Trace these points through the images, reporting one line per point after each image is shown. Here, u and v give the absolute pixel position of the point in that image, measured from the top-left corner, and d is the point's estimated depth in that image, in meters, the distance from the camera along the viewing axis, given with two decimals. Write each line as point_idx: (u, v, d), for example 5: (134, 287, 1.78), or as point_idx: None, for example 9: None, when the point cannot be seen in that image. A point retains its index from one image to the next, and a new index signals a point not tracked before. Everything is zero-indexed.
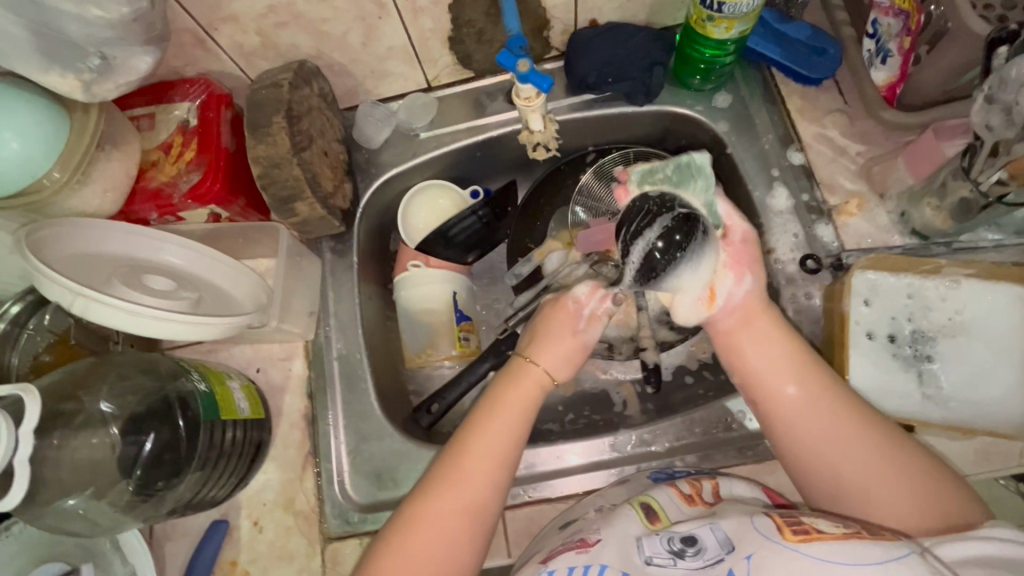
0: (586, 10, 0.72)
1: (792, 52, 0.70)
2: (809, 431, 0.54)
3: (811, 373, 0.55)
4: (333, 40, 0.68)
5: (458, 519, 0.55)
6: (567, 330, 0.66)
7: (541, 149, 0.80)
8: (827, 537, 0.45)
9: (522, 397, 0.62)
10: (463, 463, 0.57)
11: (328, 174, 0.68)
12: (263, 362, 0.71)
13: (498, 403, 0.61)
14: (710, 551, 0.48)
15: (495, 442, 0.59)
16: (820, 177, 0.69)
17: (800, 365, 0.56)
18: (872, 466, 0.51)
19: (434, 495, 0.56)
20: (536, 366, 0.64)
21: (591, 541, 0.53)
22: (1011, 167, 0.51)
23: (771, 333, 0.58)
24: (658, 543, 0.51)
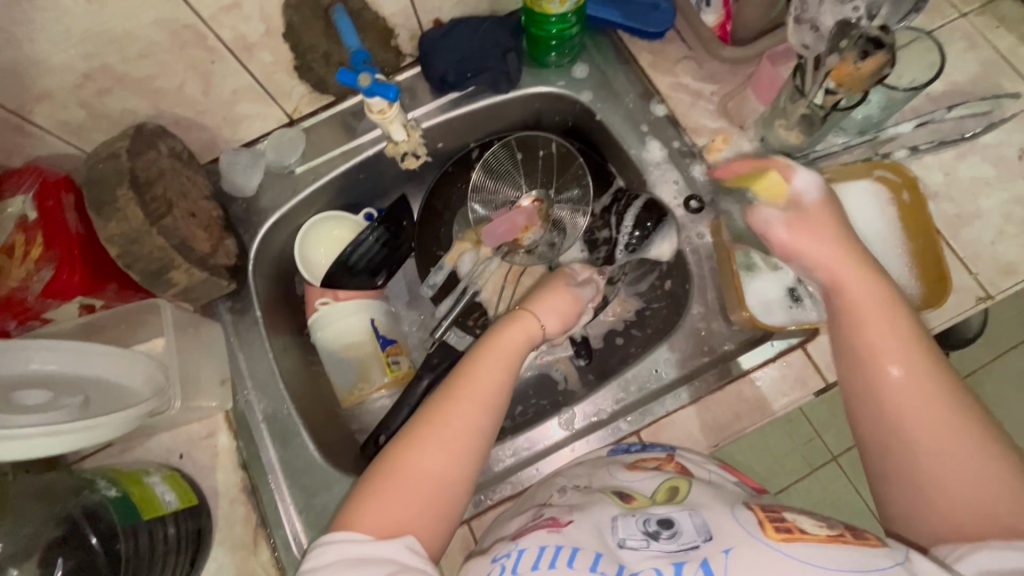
0: (427, 11, 0.72)
1: (630, 11, 0.72)
2: (896, 391, 0.47)
3: (885, 316, 0.50)
4: (170, 95, 0.64)
5: (422, 483, 0.51)
6: (561, 284, 0.69)
7: (410, 158, 0.78)
8: (808, 537, 0.44)
9: (515, 341, 0.62)
10: (449, 408, 0.54)
11: (201, 235, 0.64)
12: (185, 446, 0.67)
13: (493, 347, 0.60)
14: (684, 536, 0.48)
15: (484, 398, 0.56)
16: (685, 122, 0.72)
17: (879, 308, 0.50)
18: (975, 489, 0.43)
19: (423, 443, 0.52)
20: (533, 317, 0.65)
21: (563, 522, 0.52)
22: (833, 75, 0.56)
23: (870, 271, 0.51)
24: (632, 525, 0.50)
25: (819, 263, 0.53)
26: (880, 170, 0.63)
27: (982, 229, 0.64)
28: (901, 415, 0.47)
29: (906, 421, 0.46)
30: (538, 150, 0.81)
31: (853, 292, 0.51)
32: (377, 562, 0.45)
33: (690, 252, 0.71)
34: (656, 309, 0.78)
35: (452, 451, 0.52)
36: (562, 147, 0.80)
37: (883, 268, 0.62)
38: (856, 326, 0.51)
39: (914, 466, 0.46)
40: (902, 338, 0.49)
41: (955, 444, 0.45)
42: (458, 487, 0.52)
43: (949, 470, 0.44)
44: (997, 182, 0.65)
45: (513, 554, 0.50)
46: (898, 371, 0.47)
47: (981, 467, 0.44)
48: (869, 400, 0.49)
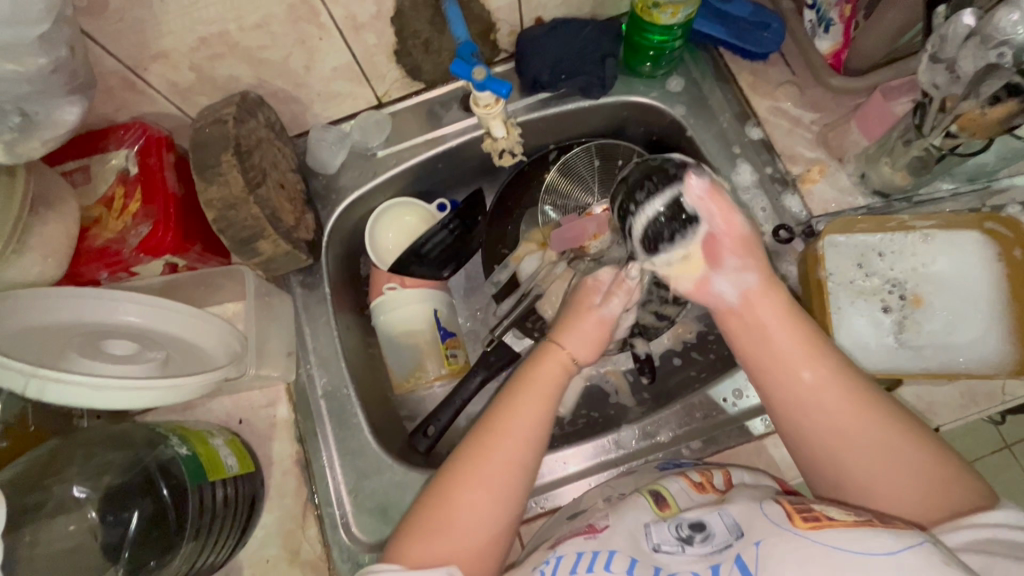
0: (532, 8, 0.71)
1: (737, 30, 0.71)
2: (818, 394, 0.52)
3: (793, 327, 0.55)
4: (274, 67, 0.65)
5: (478, 534, 0.52)
6: (586, 307, 0.64)
7: (505, 156, 0.77)
8: (836, 524, 0.44)
9: (548, 380, 0.59)
10: (486, 452, 0.55)
11: (288, 207, 0.65)
12: (245, 412, 0.68)
13: (525, 387, 0.59)
14: (718, 538, 0.48)
15: (516, 443, 0.55)
16: (780, 149, 0.70)
17: (783, 313, 0.55)
18: (906, 490, 0.48)
19: (461, 487, 0.53)
20: (562, 349, 0.61)
21: (599, 527, 0.52)
22: (959, 121, 0.54)
23: (775, 315, 0.55)
24: (666, 530, 0.50)
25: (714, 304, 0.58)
26: (992, 223, 0.60)
27: None
28: (826, 417, 0.51)
29: (837, 420, 0.51)
30: (618, 159, 0.81)
31: (763, 314, 0.55)
32: None
33: None
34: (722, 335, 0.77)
35: (494, 494, 0.53)
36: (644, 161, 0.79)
37: (979, 327, 0.59)
38: (758, 342, 0.56)
39: (856, 460, 0.50)
40: (808, 341, 0.54)
41: (888, 456, 0.49)
42: (496, 525, 0.53)
43: (868, 460, 0.50)
44: None
45: (553, 560, 0.50)
46: (810, 374, 0.53)
47: (906, 454, 0.49)
48: (794, 408, 0.53)
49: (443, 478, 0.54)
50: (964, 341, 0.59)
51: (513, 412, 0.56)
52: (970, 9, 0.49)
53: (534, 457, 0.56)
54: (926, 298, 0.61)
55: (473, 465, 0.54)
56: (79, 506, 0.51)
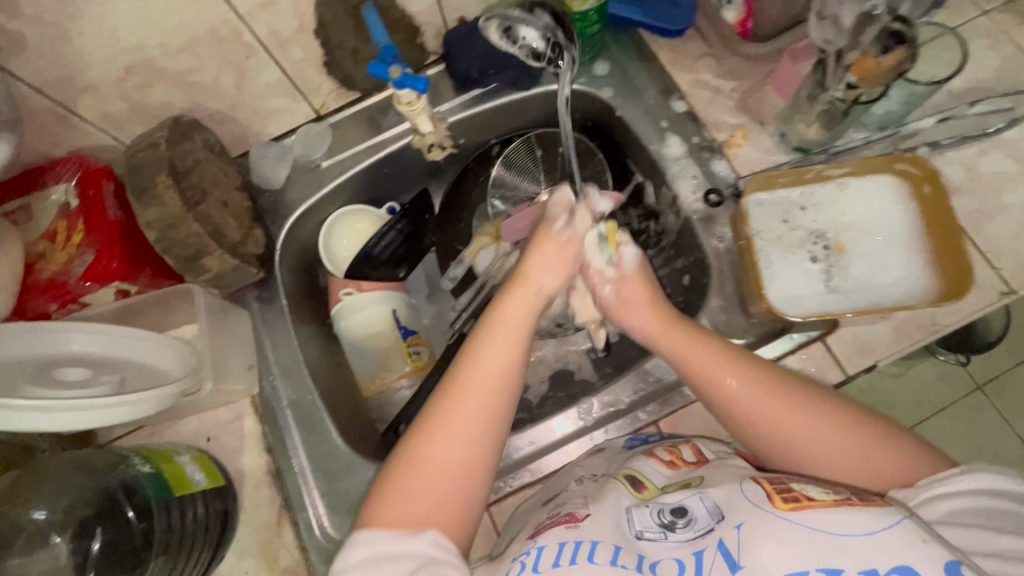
0: (452, 10, 0.73)
1: (651, 10, 0.74)
2: (740, 399, 0.56)
3: (703, 348, 0.59)
4: (206, 89, 0.66)
5: (454, 470, 0.52)
6: (546, 234, 0.64)
7: (435, 149, 0.80)
8: (817, 504, 0.45)
9: (518, 314, 0.60)
10: (448, 411, 0.53)
11: (233, 223, 0.67)
12: (213, 429, 0.68)
13: (491, 326, 0.59)
14: (700, 522, 0.49)
15: (482, 390, 0.54)
16: (705, 119, 0.73)
17: (691, 337, 0.60)
18: (863, 464, 0.52)
19: (444, 415, 0.53)
20: (528, 283, 0.62)
21: (580, 516, 0.52)
22: (855, 70, 0.57)
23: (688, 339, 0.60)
24: (648, 518, 0.52)
25: (640, 324, 0.65)
26: (902, 164, 0.63)
27: (1007, 222, 0.65)
28: (752, 418, 0.55)
29: (765, 417, 0.55)
30: (557, 147, 0.83)
31: (671, 343, 0.61)
32: (404, 558, 0.47)
33: (711, 249, 0.70)
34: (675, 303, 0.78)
35: (463, 440, 0.52)
36: (582, 143, 0.81)
37: (899, 265, 0.62)
38: (685, 364, 0.60)
39: (796, 452, 0.54)
40: (727, 350, 0.58)
41: (831, 439, 0.53)
42: (472, 481, 0.52)
43: (816, 446, 0.53)
44: (1019, 178, 0.66)
45: (534, 551, 0.49)
46: (735, 381, 0.56)
47: (840, 434, 0.53)
48: (733, 411, 0.56)
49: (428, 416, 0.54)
50: (885, 279, 0.62)
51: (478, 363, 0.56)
52: None
53: (511, 402, 0.55)
54: (846, 244, 0.64)
55: (442, 423, 0.53)
56: (53, 534, 0.53)
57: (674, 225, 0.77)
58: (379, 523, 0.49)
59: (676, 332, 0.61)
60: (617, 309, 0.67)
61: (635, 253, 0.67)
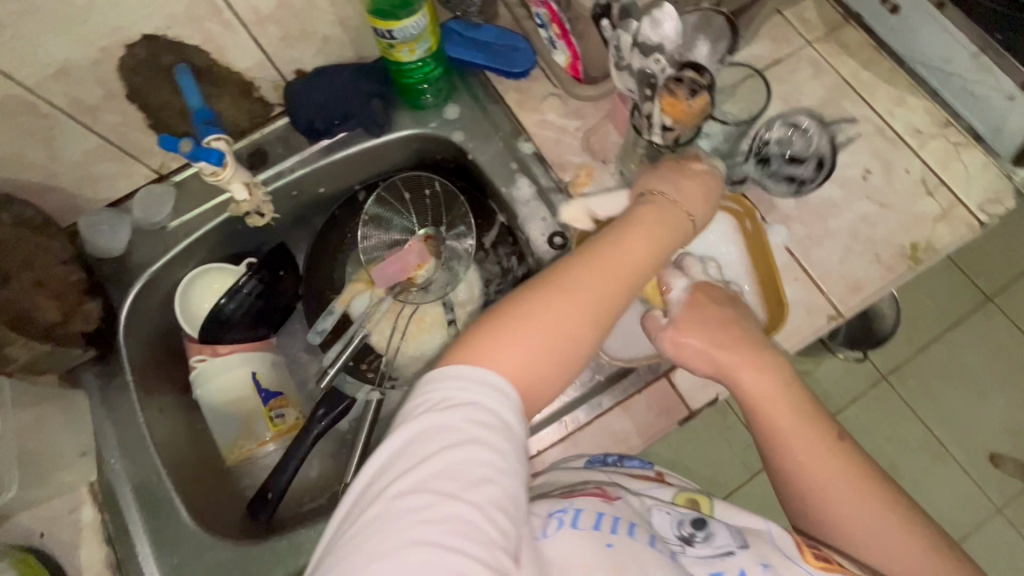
0: (286, 62, 0.72)
1: (492, 53, 0.75)
2: (815, 469, 0.50)
3: (787, 405, 0.52)
4: (11, 163, 0.63)
5: (533, 375, 0.43)
6: (684, 167, 0.56)
7: (253, 216, 0.76)
8: (847, 571, 0.46)
9: (656, 225, 0.51)
10: (563, 285, 0.46)
11: (48, 304, 0.64)
12: (47, 524, 0.65)
13: (634, 220, 0.51)
14: (718, 541, 0.49)
15: (592, 296, 0.46)
16: (551, 159, 0.74)
17: (781, 388, 0.53)
18: (907, 561, 0.47)
19: (544, 297, 0.45)
20: (663, 198, 0.53)
21: (610, 495, 0.50)
22: (667, 113, 0.58)
23: (769, 390, 0.53)
24: (667, 524, 0.50)
25: (714, 358, 0.55)
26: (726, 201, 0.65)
27: (831, 248, 0.67)
28: (823, 491, 0.50)
29: (820, 490, 0.50)
30: (424, 189, 0.82)
31: (753, 389, 0.53)
32: (466, 413, 0.40)
33: None
34: None
35: (542, 349, 0.44)
36: (446, 185, 0.82)
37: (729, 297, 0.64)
38: (764, 420, 0.52)
39: (843, 528, 0.49)
40: (800, 407, 0.52)
41: (882, 522, 0.48)
42: (552, 373, 0.45)
43: (861, 522, 0.49)
44: (843, 203, 0.69)
45: (570, 510, 0.47)
46: (806, 445, 0.51)
47: (893, 522, 0.48)
48: (789, 470, 0.51)
49: (532, 284, 0.47)
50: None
51: (578, 264, 0.47)
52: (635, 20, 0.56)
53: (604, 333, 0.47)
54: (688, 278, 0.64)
55: (550, 298, 0.45)
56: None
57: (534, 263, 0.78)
58: (481, 363, 0.42)
59: (767, 379, 0.53)
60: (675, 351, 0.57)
61: (685, 286, 0.58)
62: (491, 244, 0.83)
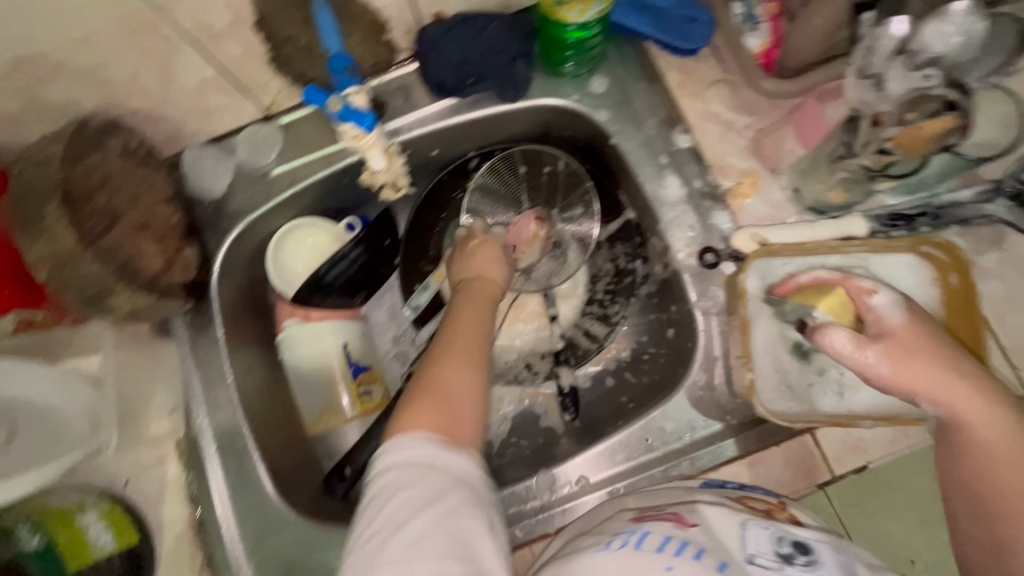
0: (427, 3, 0.62)
1: (662, 22, 0.63)
2: (1010, 486, 0.44)
3: (997, 411, 0.45)
4: (122, 85, 0.56)
5: (462, 398, 0.50)
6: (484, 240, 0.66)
7: (387, 188, 0.70)
8: None
9: (486, 292, 0.61)
10: (448, 348, 0.53)
11: (152, 248, 0.58)
12: (132, 472, 0.62)
13: (471, 302, 0.59)
14: (826, 568, 0.42)
15: (470, 336, 0.54)
16: (710, 159, 0.64)
17: (993, 404, 0.45)
18: None
19: (436, 374, 0.51)
20: (491, 277, 0.63)
21: (688, 521, 0.45)
22: (898, 137, 0.47)
23: (973, 406, 0.45)
24: (765, 539, 0.44)
25: (914, 375, 0.46)
26: (926, 247, 0.54)
27: None
28: (1004, 509, 0.44)
29: (1013, 522, 0.44)
30: (544, 166, 0.73)
31: (946, 403, 0.46)
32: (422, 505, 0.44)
33: (700, 312, 0.62)
34: (656, 355, 0.71)
35: (474, 395, 0.51)
36: (571, 166, 0.72)
37: None
38: (964, 431, 0.46)
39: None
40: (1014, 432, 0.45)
41: None
42: (477, 391, 0.51)
43: None
44: None
45: (637, 533, 0.44)
46: (993, 440, 0.45)
47: None
48: (967, 461, 0.46)
49: (420, 381, 0.51)
50: None
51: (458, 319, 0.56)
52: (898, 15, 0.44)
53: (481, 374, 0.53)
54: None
55: (434, 378, 0.51)
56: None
57: (661, 274, 0.70)
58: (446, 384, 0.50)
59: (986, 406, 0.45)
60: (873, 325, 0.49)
61: (892, 299, 0.49)
62: (609, 236, 0.74)
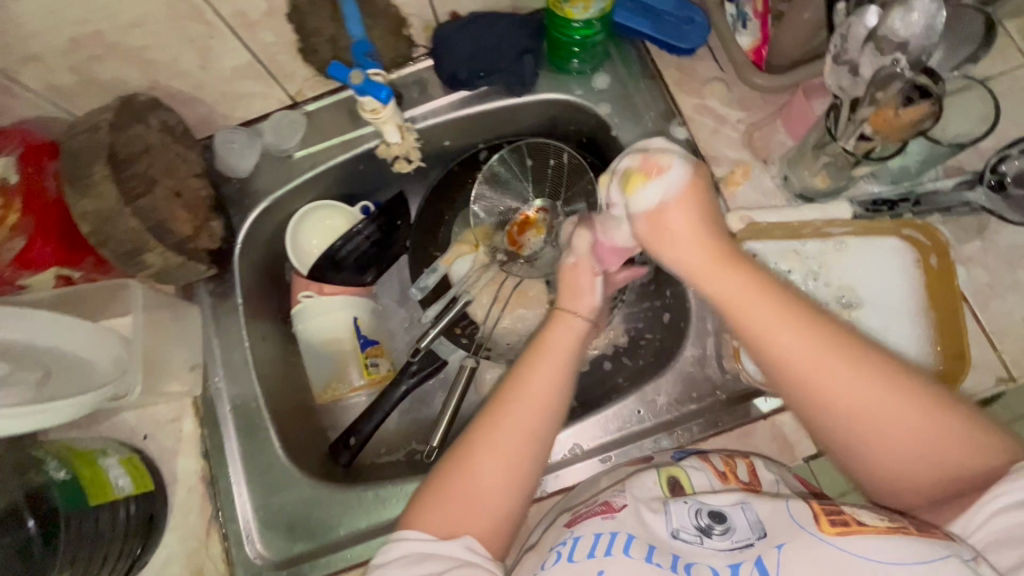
0: (443, 3, 0.67)
1: (661, 23, 0.68)
2: (799, 365, 0.45)
3: (765, 293, 0.47)
4: (165, 67, 0.62)
5: (517, 450, 0.51)
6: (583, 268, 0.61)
7: (401, 162, 0.77)
8: (867, 529, 0.40)
9: (564, 340, 0.57)
10: (513, 406, 0.52)
11: (183, 216, 0.64)
12: (151, 427, 0.66)
13: (542, 351, 0.56)
14: (739, 533, 0.44)
15: (545, 388, 0.54)
16: (704, 150, 0.67)
17: (752, 285, 0.47)
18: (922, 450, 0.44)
19: (497, 419, 0.52)
20: (576, 317, 0.59)
21: (617, 507, 0.48)
22: (872, 121, 0.50)
23: (750, 292, 0.47)
24: (685, 517, 0.46)
25: (681, 260, 0.51)
26: (909, 230, 0.59)
27: (1016, 302, 0.59)
28: (817, 389, 0.45)
29: (823, 395, 0.45)
30: (549, 158, 0.76)
31: (725, 286, 0.48)
32: (441, 560, 0.46)
33: (693, 293, 0.65)
34: (652, 339, 0.74)
35: (506, 468, 0.50)
36: (574, 159, 0.75)
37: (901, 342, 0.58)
38: (735, 318, 0.48)
39: (849, 434, 0.45)
40: (789, 311, 0.46)
41: (902, 422, 0.44)
42: (535, 456, 0.52)
43: (870, 424, 0.44)
44: None
45: (570, 541, 0.46)
46: (793, 339, 0.46)
47: (904, 410, 0.44)
48: (780, 370, 0.46)
49: (459, 446, 0.52)
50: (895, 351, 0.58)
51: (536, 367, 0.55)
52: (872, 6, 0.48)
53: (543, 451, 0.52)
54: (862, 309, 0.59)
55: (471, 459, 0.51)
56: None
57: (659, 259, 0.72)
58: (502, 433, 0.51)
59: (735, 277, 0.48)
60: (653, 240, 0.52)
61: (666, 186, 0.50)
62: None
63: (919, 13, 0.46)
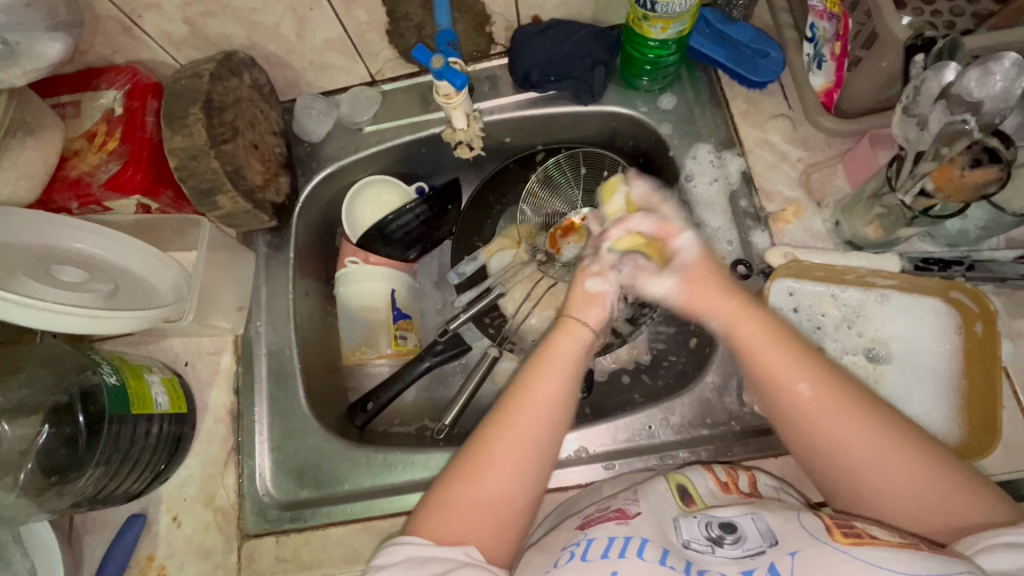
0: (528, 6, 0.70)
1: (736, 55, 0.69)
2: (814, 408, 0.51)
3: (781, 343, 0.54)
4: (266, 31, 0.67)
5: (519, 465, 0.53)
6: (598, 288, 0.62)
7: (463, 147, 0.79)
8: (880, 543, 0.41)
9: (568, 355, 0.58)
10: (511, 421, 0.54)
11: (256, 167, 0.69)
12: (192, 356, 0.71)
13: (544, 364, 0.57)
14: (750, 542, 0.45)
15: (542, 406, 0.55)
16: (759, 183, 0.67)
17: (771, 330, 0.55)
18: (919, 496, 0.47)
19: (494, 435, 0.54)
20: (581, 326, 0.60)
21: (630, 513, 0.48)
22: (934, 177, 0.50)
23: (769, 334, 0.55)
24: (695, 528, 0.47)
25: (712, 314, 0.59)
26: (957, 292, 0.57)
27: None
28: (823, 431, 0.50)
29: (830, 437, 0.50)
30: (602, 170, 0.78)
31: (753, 330, 0.56)
32: (443, 561, 0.47)
33: None
34: (675, 361, 0.74)
35: (508, 480, 0.52)
36: (628, 174, 0.76)
37: (930, 398, 0.58)
38: (756, 359, 0.55)
39: (851, 475, 0.49)
40: (800, 355, 0.53)
41: (899, 467, 0.48)
42: (532, 469, 0.53)
43: (872, 466, 0.49)
44: None
45: (583, 542, 0.47)
46: (806, 389, 0.52)
47: (898, 456, 0.48)
48: (794, 421, 0.52)
49: (461, 455, 0.54)
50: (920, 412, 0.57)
51: (539, 384, 0.56)
52: (954, 63, 0.48)
53: (545, 466, 0.54)
54: (891, 364, 0.59)
55: (472, 473, 0.52)
56: (32, 412, 0.57)
57: None
58: (501, 452, 0.53)
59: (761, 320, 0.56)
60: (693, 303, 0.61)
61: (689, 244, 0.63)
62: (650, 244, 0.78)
63: (999, 77, 0.46)
